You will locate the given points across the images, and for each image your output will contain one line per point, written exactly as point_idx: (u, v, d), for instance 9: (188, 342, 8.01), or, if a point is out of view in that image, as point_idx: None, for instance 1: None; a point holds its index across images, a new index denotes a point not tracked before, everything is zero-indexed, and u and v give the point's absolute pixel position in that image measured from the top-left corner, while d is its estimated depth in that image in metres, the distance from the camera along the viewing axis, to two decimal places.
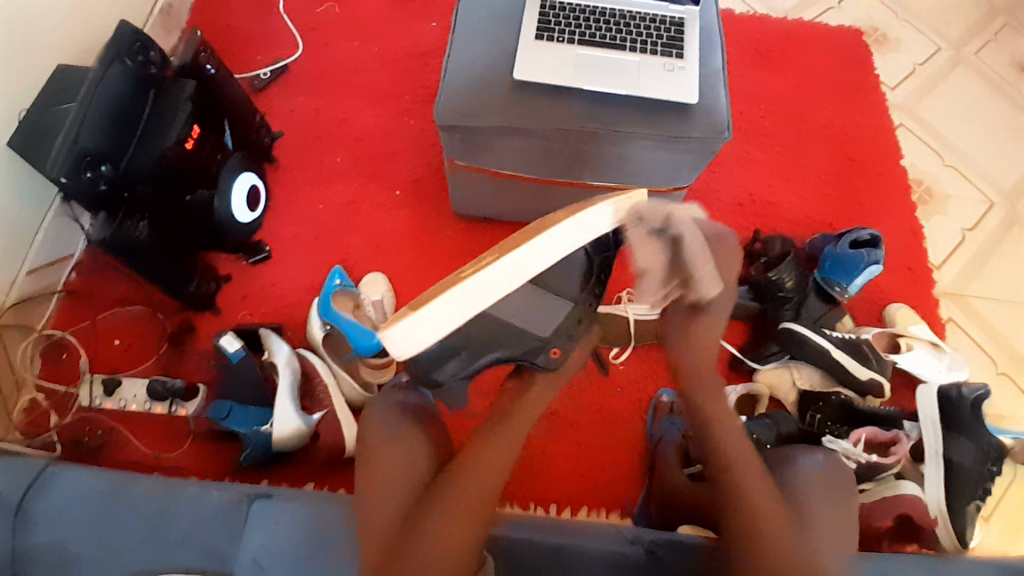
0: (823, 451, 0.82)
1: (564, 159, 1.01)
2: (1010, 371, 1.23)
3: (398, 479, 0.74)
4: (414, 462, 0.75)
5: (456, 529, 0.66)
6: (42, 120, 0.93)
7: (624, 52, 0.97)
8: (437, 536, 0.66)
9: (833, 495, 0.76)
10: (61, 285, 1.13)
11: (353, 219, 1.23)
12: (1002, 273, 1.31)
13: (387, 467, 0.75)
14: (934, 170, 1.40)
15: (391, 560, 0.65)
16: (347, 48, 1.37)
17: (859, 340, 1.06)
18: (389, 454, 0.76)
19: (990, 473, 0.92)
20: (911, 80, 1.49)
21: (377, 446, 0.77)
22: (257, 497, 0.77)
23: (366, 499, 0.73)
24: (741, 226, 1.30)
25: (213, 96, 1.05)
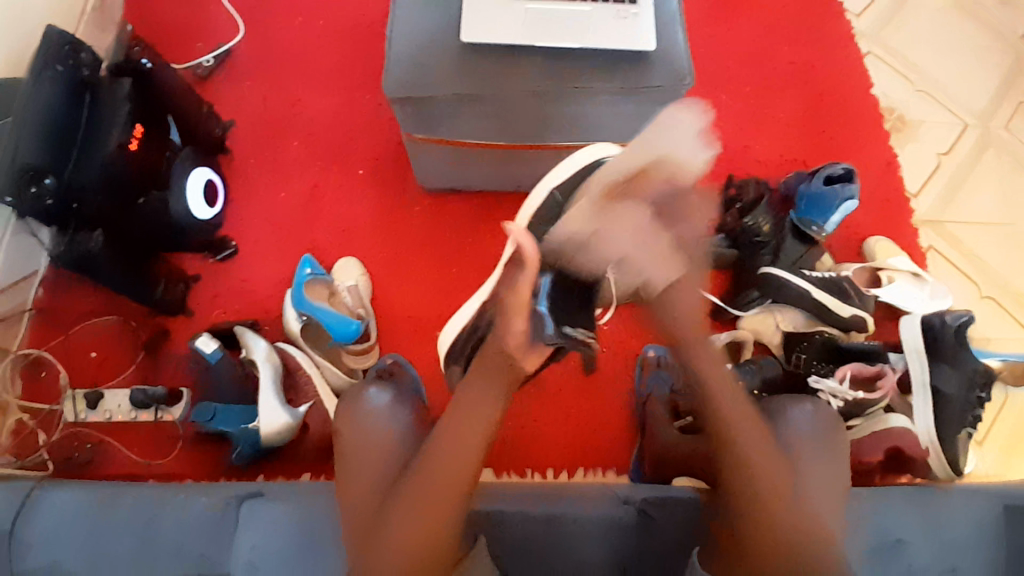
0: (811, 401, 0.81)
1: (525, 123, 0.98)
2: (993, 294, 1.24)
3: (380, 472, 0.73)
4: (393, 455, 0.75)
5: (433, 513, 0.67)
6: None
7: (575, 1, 0.91)
8: (416, 523, 0.66)
9: (823, 444, 0.77)
10: (29, 304, 1.10)
11: (319, 205, 1.19)
12: (979, 195, 1.31)
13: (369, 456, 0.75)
14: (906, 96, 1.38)
15: (376, 542, 0.67)
16: (292, 25, 1.31)
17: (839, 278, 1.04)
18: (368, 446, 0.76)
19: (977, 400, 0.91)
20: (878, 4, 1.45)
21: (356, 442, 0.76)
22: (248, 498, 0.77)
23: (349, 486, 0.73)
24: (715, 174, 1.28)
25: (155, 94, 1.00)
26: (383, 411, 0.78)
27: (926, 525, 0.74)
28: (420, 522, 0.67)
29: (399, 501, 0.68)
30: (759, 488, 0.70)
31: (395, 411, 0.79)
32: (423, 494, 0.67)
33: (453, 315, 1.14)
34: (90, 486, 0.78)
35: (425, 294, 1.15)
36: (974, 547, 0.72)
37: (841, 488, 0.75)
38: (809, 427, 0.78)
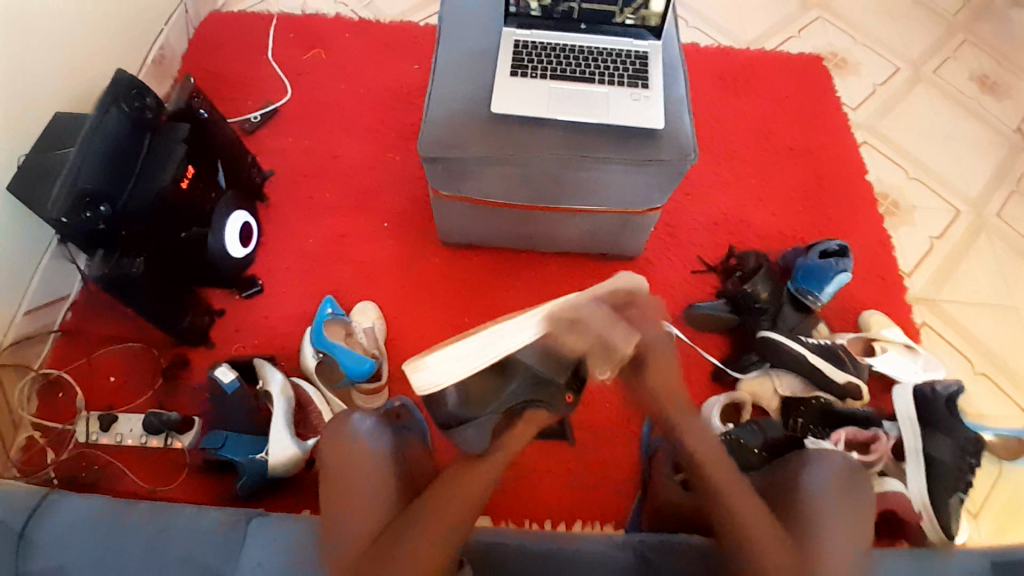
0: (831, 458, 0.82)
1: (543, 187, 1.07)
2: (987, 371, 1.28)
3: (375, 502, 0.72)
4: (388, 486, 0.74)
5: (438, 542, 0.65)
6: (34, 163, 0.98)
7: (593, 85, 1.04)
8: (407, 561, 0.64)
9: (844, 503, 0.77)
10: (57, 325, 1.15)
11: (343, 252, 1.27)
12: (971, 276, 1.37)
13: (360, 487, 0.73)
14: (900, 183, 1.48)
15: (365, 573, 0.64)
16: (335, 90, 1.45)
17: (834, 345, 1.10)
18: (359, 478, 0.74)
19: (970, 466, 0.93)
20: (872, 99, 1.59)
21: (344, 472, 0.74)
22: (255, 515, 0.77)
23: (338, 519, 0.71)
24: (718, 243, 1.35)
25: (207, 139, 1.09)
26: (372, 437, 0.78)
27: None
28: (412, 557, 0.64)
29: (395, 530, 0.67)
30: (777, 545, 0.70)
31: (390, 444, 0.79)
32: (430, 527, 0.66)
33: None
34: (95, 496, 0.77)
35: (437, 340, 1.20)
36: None
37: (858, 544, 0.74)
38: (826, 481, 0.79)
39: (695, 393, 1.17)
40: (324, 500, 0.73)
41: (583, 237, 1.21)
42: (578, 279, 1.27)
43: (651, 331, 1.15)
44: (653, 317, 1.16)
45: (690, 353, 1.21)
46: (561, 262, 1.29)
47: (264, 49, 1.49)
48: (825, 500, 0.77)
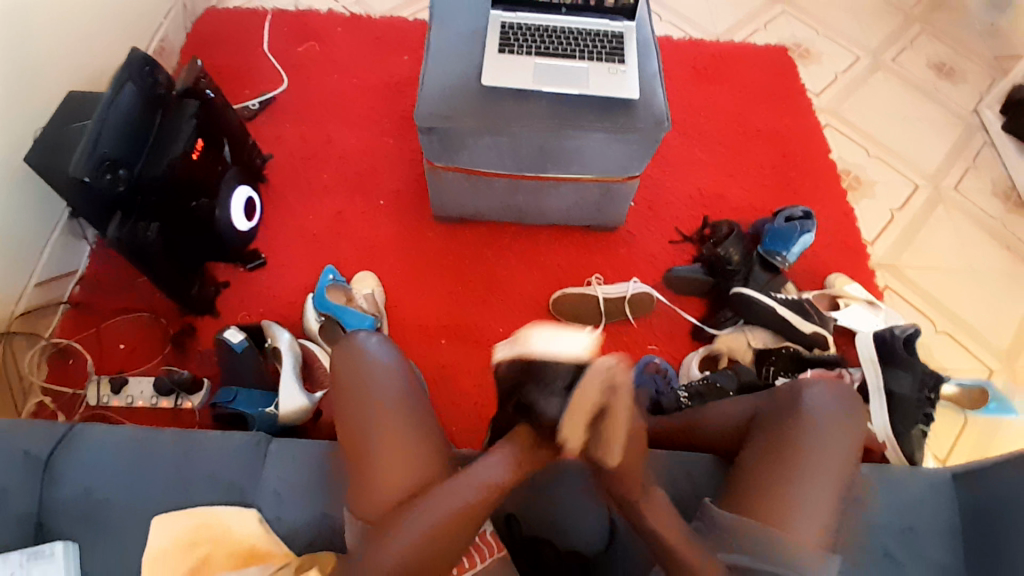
0: (829, 382, 0.78)
1: (531, 157, 1.15)
2: (946, 328, 1.37)
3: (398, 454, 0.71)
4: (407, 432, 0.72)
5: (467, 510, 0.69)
6: (52, 133, 1.04)
7: (574, 61, 1.13)
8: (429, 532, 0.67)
9: (841, 426, 0.75)
10: (65, 297, 1.20)
11: (341, 227, 1.34)
12: (930, 244, 1.48)
13: (376, 429, 0.72)
14: (862, 161, 1.58)
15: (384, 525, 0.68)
16: (331, 79, 1.52)
17: (802, 299, 1.20)
18: (372, 415, 0.72)
19: (927, 400, 1.01)
20: (835, 86, 1.70)
21: (355, 412, 0.73)
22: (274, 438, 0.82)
23: (353, 459, 0.72)
24: (695, 216, 1.44)
25: (214, 118, 1.16)
26: (382, 362, 0.76)
27: (891, 496, 0.80)
28: (432, 525, 0.67)
29: (430, 495, 0.68)
30: (765, 476, 0.71)
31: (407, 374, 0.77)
32: (464, 495, 0.69)
33: (455, 325, 1.26)
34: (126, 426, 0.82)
35: (433, 306, 1.28)
36: (929, 510, 0.80)
37: (848, 471, 0.73)
38: (828, 406, 0.75)
39: (674, 351, 1.26)
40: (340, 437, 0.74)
41: (569, 208, 1.30)
42: (565, 250, 1.36)
43: (631, 293, 1.23)
44: (634, 282, 1.25)
45: (671, 314, 1.30)
46: (548, 233, 1.37)
47: (261, 42, 1.57)
48: (821, 426, 0.74)
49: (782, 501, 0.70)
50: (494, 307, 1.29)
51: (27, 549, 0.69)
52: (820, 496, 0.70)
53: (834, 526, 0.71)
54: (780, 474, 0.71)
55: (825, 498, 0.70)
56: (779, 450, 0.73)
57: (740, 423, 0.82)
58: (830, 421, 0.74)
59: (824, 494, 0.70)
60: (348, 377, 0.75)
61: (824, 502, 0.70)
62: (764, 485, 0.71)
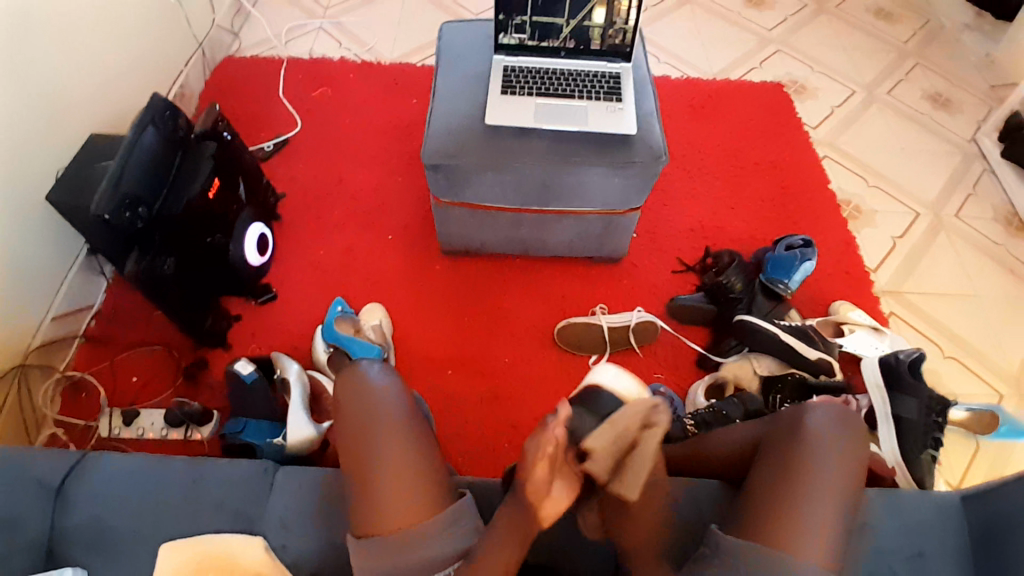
0: (833, 405, 0.79)
1: (533, 192, 1.19)
2: (954, 354, 1.37)
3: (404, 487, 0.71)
4: (414, 462, 0.73)
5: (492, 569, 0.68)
6: (76, 176, 1.10)
7: (573, 100, 1.18)
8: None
9: (845, 445, 0.75)
10: (81, 332, 1.24)
11: (351, 261, 1.38)
12: (933, 270, 1.48)
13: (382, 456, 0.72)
14: (861, 190, 1.61)
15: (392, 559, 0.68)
16: (343, 121, 1.59)
17: (806, 327, 1.20)
18: (378, 441, 0.73)
19: (936, 423, 1.00)
20: (831, 119, 1.74)
21: (360, 436, 0.74)
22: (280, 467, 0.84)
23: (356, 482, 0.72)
24: (697, 246, 1.47)
25: (231, 158, 1.21)
26: (385, 387, 0.78)
27: (900, 521, 0.79)
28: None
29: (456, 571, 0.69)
30: (770, 496, 0.71)
31: (404, 401, 0.78)
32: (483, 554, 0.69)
33: (461, 356, 1.28)
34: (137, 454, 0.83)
35: (438, 338, 1.30)
36: (937, 535, 0.79)
37: (853, 492, 0.73)
38: (831, 427, 0.76)
39: (680, 379, 1.27)
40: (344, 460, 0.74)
41: (571, 240, 1.33)
42: (569, 280, 1.38)
43: (635, 322, 1.24)
44: (637, 311, 1.27)
45: (675, 342, 1.31)
46: (552, 266, 1.40)
47: (277, 87, 1.65)
48: (826, 445, 0.74)
49: (786, 520, 0.69)
50: (499, 337, 1.30)
51: None
52: (824, 514, 0.70)
53: (841, 546, 0.70)
54: (784, 493, 0.71)
55: (828, 516, 0.70)
56: (782, 469, 0.73)
57: (744, 447, 0.82)
58: (835, 442, 0.75)
59: (828, 513, 0.70)
60: (353, 401, 0.77)
61: (828, 520, 0.70)
62: (768, 505, 0.71)
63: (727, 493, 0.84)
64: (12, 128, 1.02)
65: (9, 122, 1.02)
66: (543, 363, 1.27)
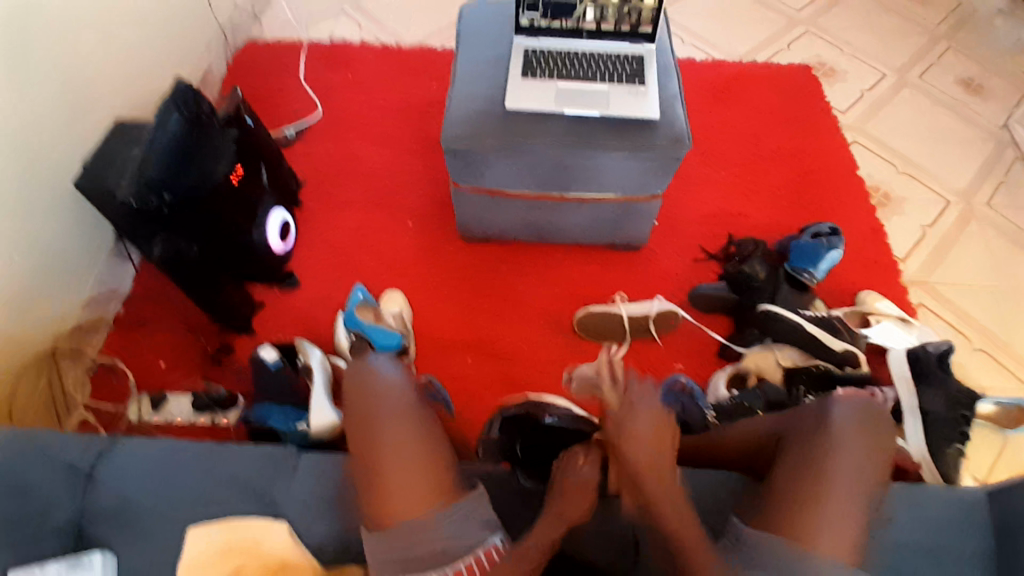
0: (849, 394, 0.78)
1: (555, 178, 1.18)
2: (983, 346, 1.33)
3: (418, 475, 0.72)
4: (426, 450, 0.74)
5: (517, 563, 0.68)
6: (100, 164, 1.11)
7: (595, 83, 1.15)
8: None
9: (867, 438, 0.74)
10: (109, 316, 1.26)
11: (371, 248, 1.38)
12: (964, 260, 1.44)
13: (394, 445, 0.73)
14: (890, 177, 1.57)
15: (409, 547, 0.69)
16: (361, 108, 1.59)
17: (829, 317, 1.18)
18: (387, 428, 0.75)
19: (963, 418, 1.00)
20: (860, 103, 1.69)
21: (370, 424, 0.75)
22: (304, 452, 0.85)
23: (369, 470, 0.73)
24: (719, 234, 1.44)
25: (251, 145, 1.22)
26: (390, 375, 0.80)
27: (927, 517, 0.78)
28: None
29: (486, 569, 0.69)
30: (792, 492, 0.71)
31: (410, 390, 0.79)
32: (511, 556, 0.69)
33: (480, 345, 1.28)
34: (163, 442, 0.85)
35: (457, 326, 1.30)
36: (965, 532, 0.77)
37: (874, 487, 0.72)
38: (852, 419, 0.75)
39: (700, 369, 1.26)
40: (355, 449, 0.75)
41: (591, 228, 1.32)
42: (588, 268, 1.37)
43: (655, 311, 1.22)
44: (658, 300, 1.24)
45: (695, 331, 1.30)
46: (572, 254, 1.39)
47: (296, 72, 1.64)
48: (845, 438, 0.73)
49: (807, 516, 0.69)
50: (519, 325, 1.30)
51: (66, 560, 0.70)
52: (846, 512, 0.69)
53: (863, 544, 0.69)
54: (804, 489, 0.70)
55: (850, 513, 0.69)
56: (801, 463, 0.72)
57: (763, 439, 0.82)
58: (855, 435, 0.74)
59: (849, 509, 0.69)
60: (359, 389, 0.78)
61: (851, 518, 0.69)
62: (790, 502, 0.70)
63: (749, 484, 0.83)
64: (39, 115, 1.03)
65: (37, 110, 1.03)
66: (561, 352, 1.27)
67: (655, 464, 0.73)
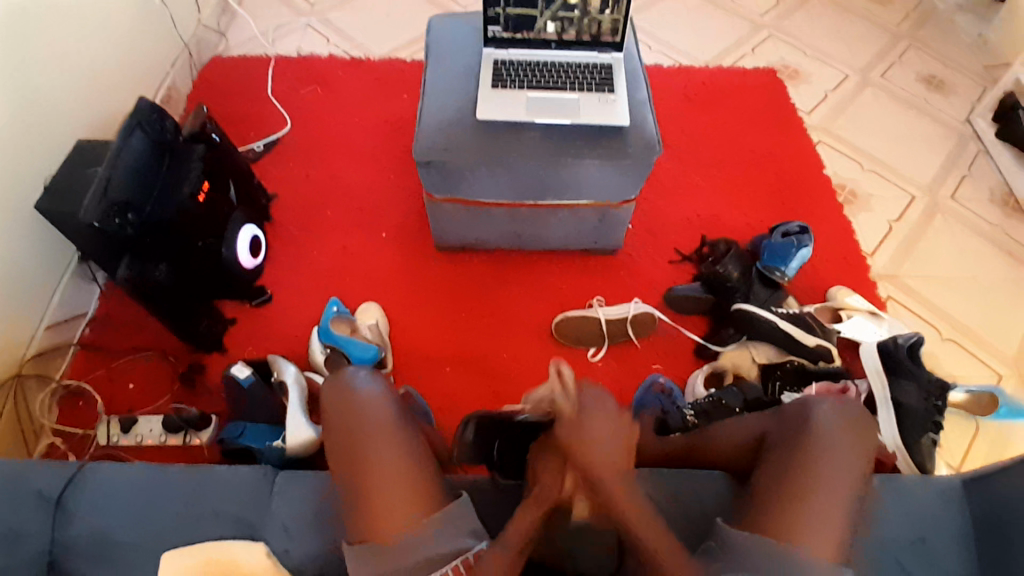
0: (832, 397, 0.79)
1: (529, 186, 1.18)
2: (953, 336, 1.37)
3: (403, 491, 0.71)
4: (410, 465, 0.73)
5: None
6: (62, 184, 1.09)
7: (564, 92, 1.17)
8: None
9: (852, 439, 0.75)
10: (75, 339, 1.23)
11: (346, 261, 1.37)
12: (930, 253, 1.48)
13: (379, 461, 0.72)
14: (856, 175, 1.60)
15: (394, 565, 0.68)
16: (333, 121, 1.58)
17: (801, 314, 1.20)
18: (371, 444, 0.73)
19: (936, 407, 1.01)
20: (825, 104, 1.73)
21: (354, 439, 0.74)
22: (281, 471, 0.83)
23: (352, 487, 0.72)
24: (693, 235, 1.46)
25: (220, 162, 1.20)
26: (373, 389, 0.78)
27: (903, 508, 0.79)
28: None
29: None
30: (776, 494, 0.71)
31: (394, 405, 0.78)
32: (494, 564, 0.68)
33: (459, 354, 1.27)
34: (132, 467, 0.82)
35: (436, 336, 1.29)
36: (940, 521, 0.79)
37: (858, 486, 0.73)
38: (836, 420, 0.76)
39: (679, 370, 1.27)
40: (337, 466, 0.74)
41: (567, 234, 1.33)
42: (565, 274, 1.37)
43: (633, 313, 1.23)
44: (635, 303, 1.26)
45: (673, 333, 1.31)
46: (548, 260, 1.39)
47: (266, 87, 1.63)
48: (830, 438, 0.74)
49: (791, 517, 0.69)
50: (497, 333, 1.30)
51: None
52: (830, 511, 0.70)
53: (847, 542, 0.70)
54: (788, 490, 0.71)
55: (834, 512, 0.70)
56: (787, 465, 0.73)
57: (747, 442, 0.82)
58: (839, 434, 0.75)
59: (833, 509, 0.70)
60: (342, 404, 0.77)
61: (835, 516, 0.70)
62: (774, 503, 0.71)
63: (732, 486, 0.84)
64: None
65: None
66: (542, 358, 1.27)
67: (612, 463, 0.71)
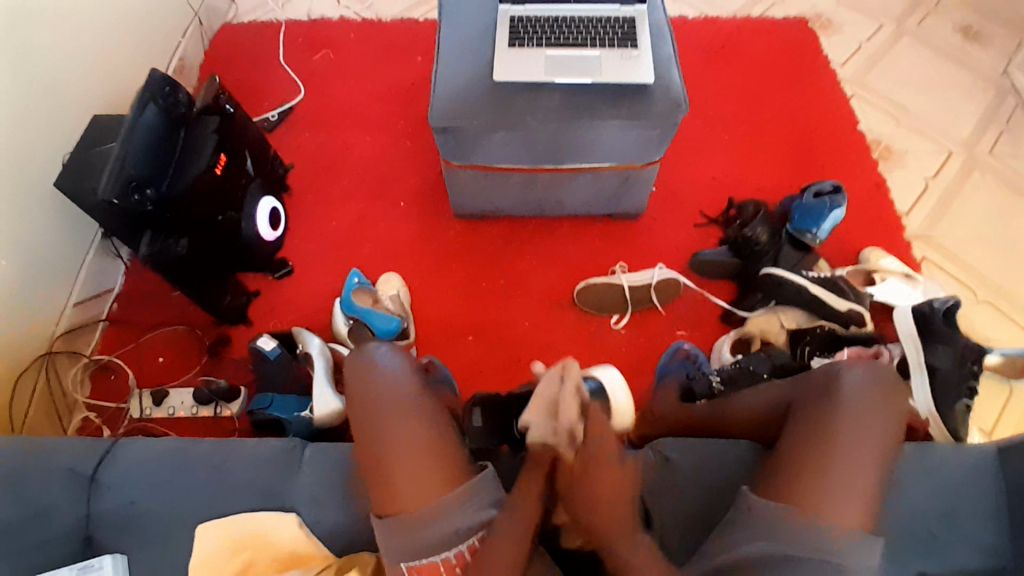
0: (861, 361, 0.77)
1: (548, 150, 1.14)
2: (990, 298, 1.32)
3: (427, 462, 0.71)
4: (433, 437, 0.73)
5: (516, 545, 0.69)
6: (80, 159, 1.08)
7: (585, 49, 1.11)
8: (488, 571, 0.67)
9: (882, 404, 0.73)
10: (104, 315, 1.25)
11: (364, 231, 1.36)
12: (968, 212, 1.41)
13: (401, 433, 0.73)
14: (891, 130, 1.52)
15: (421, 535, 0.68)
16: (345, 87, 1.54)
17: (834, 277, 1.15)
18: (393, 416, 0.74)
19: (971, 373, 0.97)
20: (859, 55, 1.64)
21: (376, 413, 0.74)
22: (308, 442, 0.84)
23: (376, 460, 0.72)
24: (719, 198, 1.41)
25: (234, 134, 1.18)
26: (392, 364, 0.79)
27: (936, 476, 0.78)
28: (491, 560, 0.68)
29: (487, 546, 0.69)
30: (803, 462, 0.70)
31: (414, 378, 0.78)
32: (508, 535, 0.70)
33: (480, 323, 1.26)
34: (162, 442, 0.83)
35: (456, 305, 1.28)
36: (975, 490, 0.77)
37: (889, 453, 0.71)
38: (866, 385, 0.74)
39: (703, 336, 1.25)
40: (360, 440, 0.74)
41: (588, 199, 1.29)
42: (586, 240, 1.35)
43: (656, 280, 1.21)
44: (658, 269, 1.23)
45: (697, 298, 1.28)
46: (569, 226, 1.36)
47: (276, 54, 1.59)
48: (858, 404, 0.72)
49: (819, 485, 0.68)
50: (518, 301, 1.29)
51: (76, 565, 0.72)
52: (858, 477, 0.68)
53: (876, 509, 0.68)
54: (816, 458, 0.69)
55: (864, 479, 0.68)
56: (814, 432, 0.71)
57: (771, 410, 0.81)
58: (869, 400, 0.73)
59: (863, 476, 0.68)
60: (362, 380, 0.77)
61: (864, 484, 0.68)
62: (801, 471, 0.69)
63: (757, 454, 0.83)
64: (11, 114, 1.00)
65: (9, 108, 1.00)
66: (563, 326, 1.26)
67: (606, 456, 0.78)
